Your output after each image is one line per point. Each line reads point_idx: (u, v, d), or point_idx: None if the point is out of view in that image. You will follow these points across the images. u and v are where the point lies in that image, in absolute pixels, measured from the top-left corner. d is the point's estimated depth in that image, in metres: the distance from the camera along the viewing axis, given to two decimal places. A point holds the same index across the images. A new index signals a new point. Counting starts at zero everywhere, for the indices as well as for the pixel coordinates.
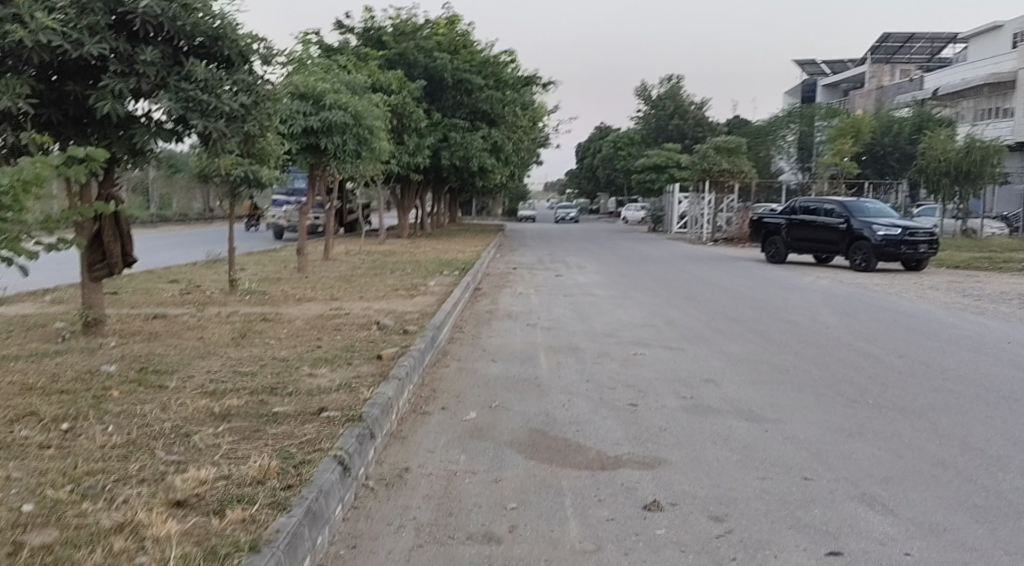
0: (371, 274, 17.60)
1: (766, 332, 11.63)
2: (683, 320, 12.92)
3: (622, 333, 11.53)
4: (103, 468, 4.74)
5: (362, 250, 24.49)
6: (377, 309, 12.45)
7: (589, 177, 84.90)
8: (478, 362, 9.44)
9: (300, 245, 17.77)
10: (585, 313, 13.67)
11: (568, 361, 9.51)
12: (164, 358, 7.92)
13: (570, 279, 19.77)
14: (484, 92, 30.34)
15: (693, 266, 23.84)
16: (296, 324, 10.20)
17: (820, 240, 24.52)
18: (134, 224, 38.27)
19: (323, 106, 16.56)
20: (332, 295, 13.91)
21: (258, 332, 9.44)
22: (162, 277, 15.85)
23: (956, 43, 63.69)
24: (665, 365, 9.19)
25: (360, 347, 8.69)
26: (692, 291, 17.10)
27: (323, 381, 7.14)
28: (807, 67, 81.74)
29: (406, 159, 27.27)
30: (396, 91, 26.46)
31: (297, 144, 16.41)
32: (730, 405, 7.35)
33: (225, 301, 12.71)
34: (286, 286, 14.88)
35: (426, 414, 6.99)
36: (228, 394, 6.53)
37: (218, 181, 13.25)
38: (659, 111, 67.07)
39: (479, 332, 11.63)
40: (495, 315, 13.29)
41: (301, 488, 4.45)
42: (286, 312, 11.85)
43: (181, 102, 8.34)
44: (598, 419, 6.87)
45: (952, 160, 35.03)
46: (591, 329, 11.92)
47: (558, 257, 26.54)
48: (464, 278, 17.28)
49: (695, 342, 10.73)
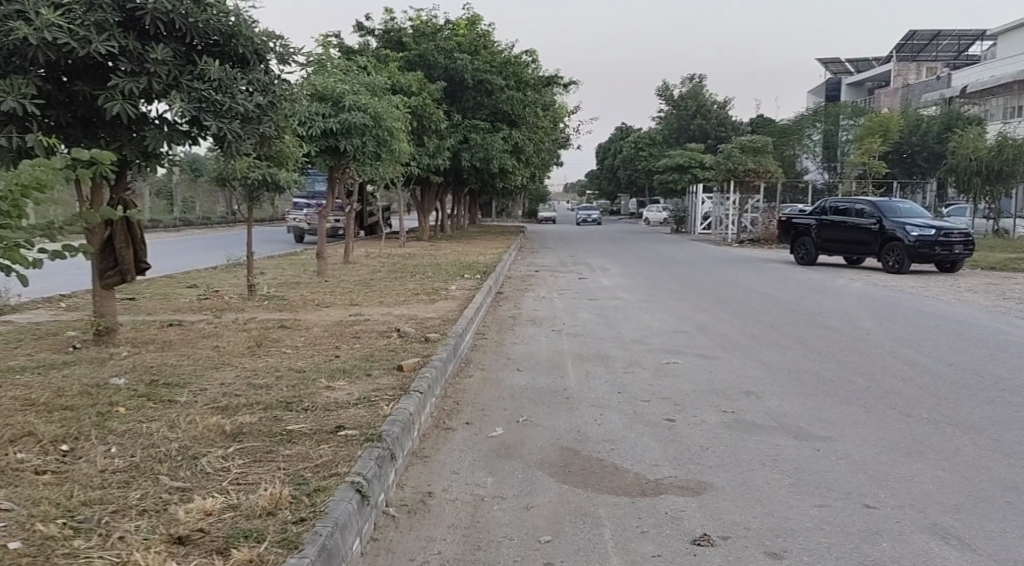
0: (392, 278, 17.24)
1: (804, 340, 11.16)
2: (715, 325, 12.45)
3: (652, 339, 11.09)
4: (102, 498, 4.37)
5: (384, 253, 24.12)
6: (398, 315, 12.07)
7: (610, 178, 84.28)
8: (504, 372, 9.03)
9: (320, 248, 17.40)
10: (613, 318, 13.23)
11: (597, 370, 9.08)
12: (175, 369, 7.55)
13: (595, 283, 19.35)
14: (506, 93, 29.92)
15: (721, 268, 23.33)
16: (315, 331, 9.83)
17: (851, 240, 23.96)
18: (154, 227, 38.09)
19: (342, 108, 16.18)
20: (351, 300, 13.54)
21: (275, 340, 9.06)
22: (180, 282, 15.54)
23: (983, 40, 62.69)
24: (701, 375, 8.75)
25: (380, 357, 8.29)
26: (722, 294, 16.63)
27: (340, 395, 6.72)
28: (831, 65, 80.84)
29: (426, 161, 26.91)
30: (416, 93, 26.09)
31: (316, 146, 16.01)
32: (776, 420, 6.89)
33: (243, 307, 12.37)
34: (305, 290, 14.53)
35: (451, 430, 6.58)
36: (240, 410, 6.13)
37: (236, 184, 12.89)
38: (682, 111, 66.40)
39: (504, 339, 11.23)
40: (520, 321, 12.88)
41: (314, 521, 4.06)
42: (305, 318, 11.49)
43: (194, 102, 7.92)
44: (634, 435, 6.46)
45: (983, 159, 34.29)
46: (620, 335, 11.50)
47: (582, 259, 26.10)
48: (487, 281, 16.88)
49: (729, 350, 10.27)
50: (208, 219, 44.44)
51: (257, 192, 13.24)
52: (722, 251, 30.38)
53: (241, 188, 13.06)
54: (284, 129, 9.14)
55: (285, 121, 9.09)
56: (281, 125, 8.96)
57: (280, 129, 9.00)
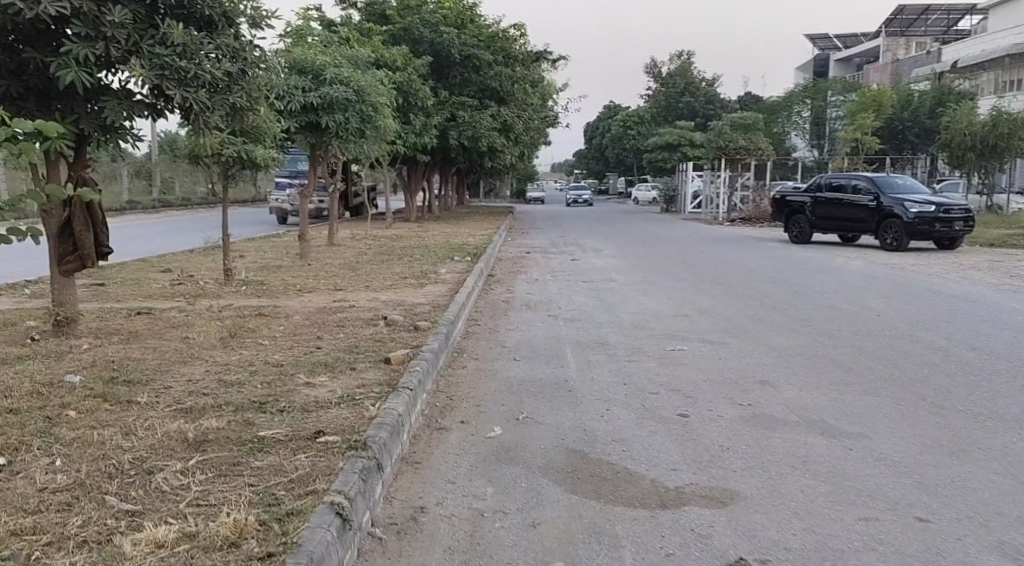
0: (378, 261, 16.56)
1: (814, 322, 10.56)
2: (718, 307, 11.84)
3: (654, 324, 10.47)
4: (37, 528, 3.71)
5: (369, 235, 23.40)
6: (385, 300, 11.39)
7: (598, 157, 83.52)
8: (499, 362, 8.40)
9: (302, 229, 16.69)
10: (611, 302, 12.60)
11: (599, 358, 8.46)
12: (139, 364, 6.87)
13: (588, 264, 18.72)
14: (494, 69, 29.19)
15: (716, 248, 22.73)
16: (295, 320, 9.15)
17: (848, 218, 23.38)
18: (134, 210, 37.18)
19: (323, 81, 15.47)
20: (335, 285, 12.84)
21: (251, 330, 8.39)
22: (154, 266, 14.80)
23: (973, 15, 62.15)
24: (712, 363, 8.13)
25: (365, 349, 7.64)
26: (721, 274, 16.01)
27: (321, 393, 6.08)
28: (819, 42, 80.24)
29: (412, 139, 26.21)
30: (401, 68, 25.33)
31: (296, 121, 15.30)
32: (799, 413, 6.29)
33: (219, 294, 11.66)
34: (286, 274, 13.84)
35: (443, 430, 5.95)
36: (209, 412, 5.48)
37: (211, 162, 12.19)
38: (670, 89, 65.70)
39: (497, 326, 10.57)
40: (513, 306, 12.24)
41: (287, 558, 3.44)
42: (285, 305, 10.81)
43: (156, 69, 7.25)
44: (645, 433, 5.85)
45: (978, 134, 33.79)
46: (620, 320, 10.88)
47: (574, 239, 25.45)
48: (477, 264, 16.22)
49: (736, 334, 9.66)
50: (189, 202, 43.56)
51: (233, 170, 12.53)
52: (715, 230, 29.75)
53: (216, 167, 12.36)
54: (257, 100, 8.49)
55: (257, 91, 8.43)
56: (252, 95, 8.30)
57: (252, 99, 8.34)
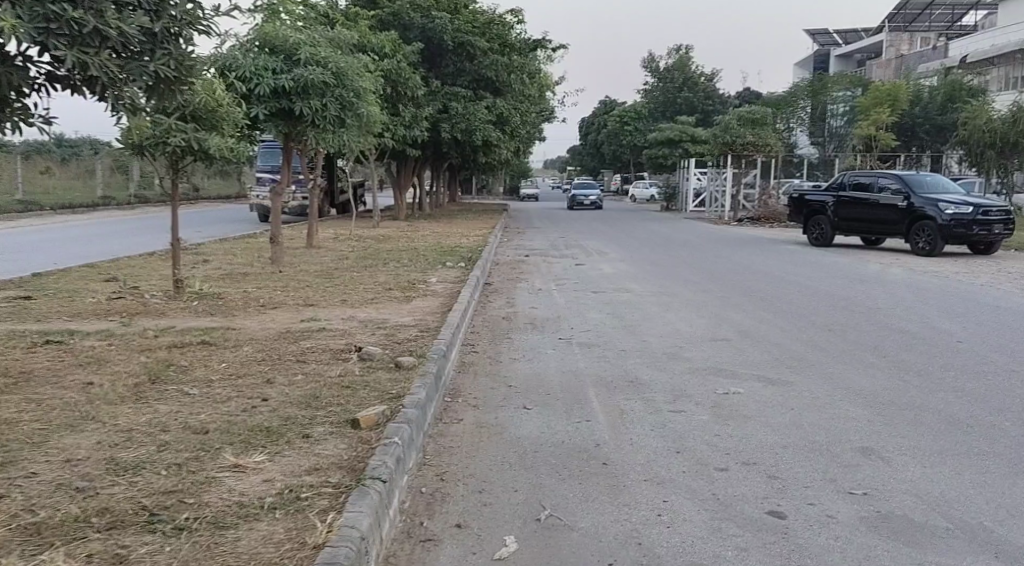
0: (361, 267, 14.64)
1: (885, 349, 8.69)
2: (762, 329, 9.92)
3: (690, 353, 8.55)
4: None
5: (354, 235, 21.43)
6: (364, 320, 9.47)
7: (593, 154, 81.62)
8: (505, 411, 6.49)
9: (274, 231, 14.71)
10: (631, 320, 10.68)
11: (634, 406, 6.57)
12: (5, 432, 4.91)
13: (595, 269, 16.80)
14: (489, 57, 27.26)
15: (730, 250, 20.95)
16: (245, 351, 7.22)
17: (874, 220, 21.51)
18: (108, 208, 35.15)
19: (297, 62, 13.54)
20: (306, 298, 10.91)
21: (180, 369, 6.44)
22: (99, 273, 12.83)
23: (979, 9, 60.31)
24: (783, 416, 6.24)
25: (328, 400, 5.70)
26: (749, 284, 14.12)
27: (250, 487, 4.14)
28: (819, 37, 78.55)
29: (402, 131, 24.36)
30: (389, 55, 23.37)
31: (264, 107, 13.31)
32: (939, 514, 4.45)
33: (164, 311, 9.74)
34: (250, 284, 11.94)
35: (433, 544, 4.06)
36: (68, 535, 3.59)
37: (157, 154, 10.24)
38: (667, 83, 63.80)
39: (499, 354, 8.65)
40: (516, 325, 10.34)
41: None
42: (242, 327, 8.89)
43: (37, 20, 5.27)
44: (729, 557, 3.99)
45: (998, 131, 31.94)
46: (647, 345, 9.00)
47: (575, 240, 23.54)
48: (472, 270, 14.31)
49: (798, 369, 7.76)
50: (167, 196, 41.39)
51: (184, 164, 10.54)
52: (724, 231, 27.89)
53: (164, 161, 10.39)
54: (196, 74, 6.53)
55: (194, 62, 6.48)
56: (185, 65, 6.33)
57: (184, 72, 6.37)
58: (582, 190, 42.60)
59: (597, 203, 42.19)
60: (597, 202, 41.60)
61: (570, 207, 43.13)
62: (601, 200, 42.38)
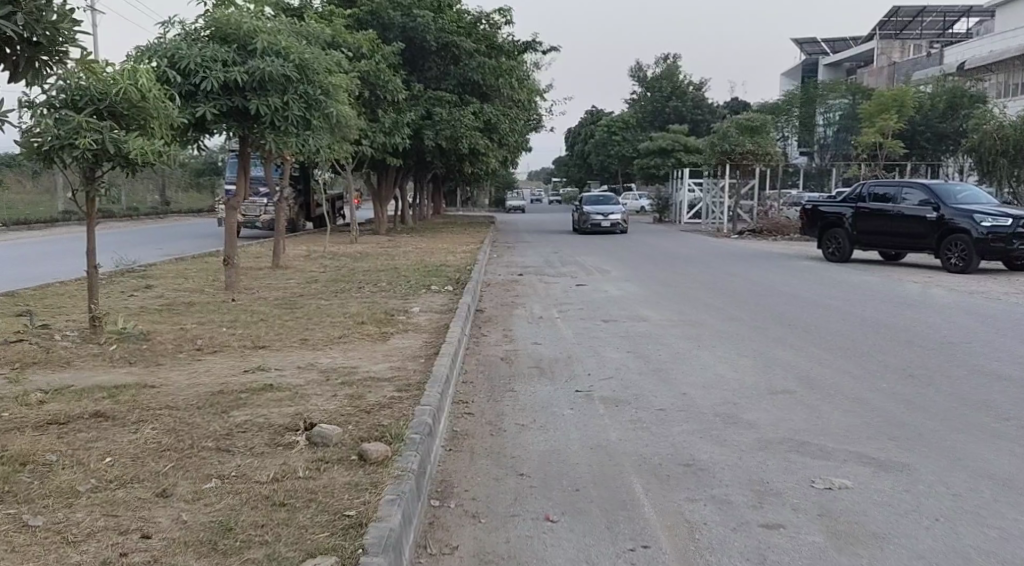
0: (331, 293, 12.55)
1: (1003, 408, 6.69)
2: (829, 376, 7.87)
3: (752, 414, 6.52)
4: None
5: (326, 252, 19.36)
6: (327, 371, 7.39)
7: (579, 165, 79.89)
8: (519, 527, 4.44)
9: (229, 252, 12.59)
10: (661, 362, 8.63)
11: (706, 511, 4.56)
12: None
13: (597, 292, 14.78)
14: (474, 59, 25.35)
15: (741, 266, 19.06)
16: (147, 433, 5.14)
17: (898, 233, 19.56)
18: (69, 224, 32.85)
19: (252, 54, 11.52)
20: (257, 337, 8.83)
21: (40, 472, 4.37)
22: (12, 305, 10.72)
23: (970, 17, 58.76)
24: (928, 538, 4.25)
25: (251, 534, 3.67)
26: (782, 311, 12.12)
27: None
28: (806, 46, 77.12)
29: (381, 138, 22.37)
30: (365, 56, 21.34)
31: (213, 106, 11.21)
32: None
33: (70, 361, 7.64)
34: (192, 319, 9.86)
35: None
36: None
37: (67, 163, 8.16)
38: (655, 93, 62.04)
39: (500, 416, 6.59)
40: (519, 371, 8.30)
41: None
42: (165, 387, 6.82)
43: None
44: None
45: (1012, 138, 30.11)
46: (690, 402, 6.97)
47: (571, 257, 21.56)
48: (462, 297, 12.25)
49: (906, 443, 5.78)
50: (133, 211, 38.95)
51: (104, 173, 8.48)
52: (730, 245, 25.89)
53: (78, 171, 8.34)
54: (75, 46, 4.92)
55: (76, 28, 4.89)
56: (46, 27, 4.73)
57: (46, 37, 4.77)
58: (597, 208, 30.47)
59: (621, 226, 30.43)
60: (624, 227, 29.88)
61: (579, 230, 31.28)
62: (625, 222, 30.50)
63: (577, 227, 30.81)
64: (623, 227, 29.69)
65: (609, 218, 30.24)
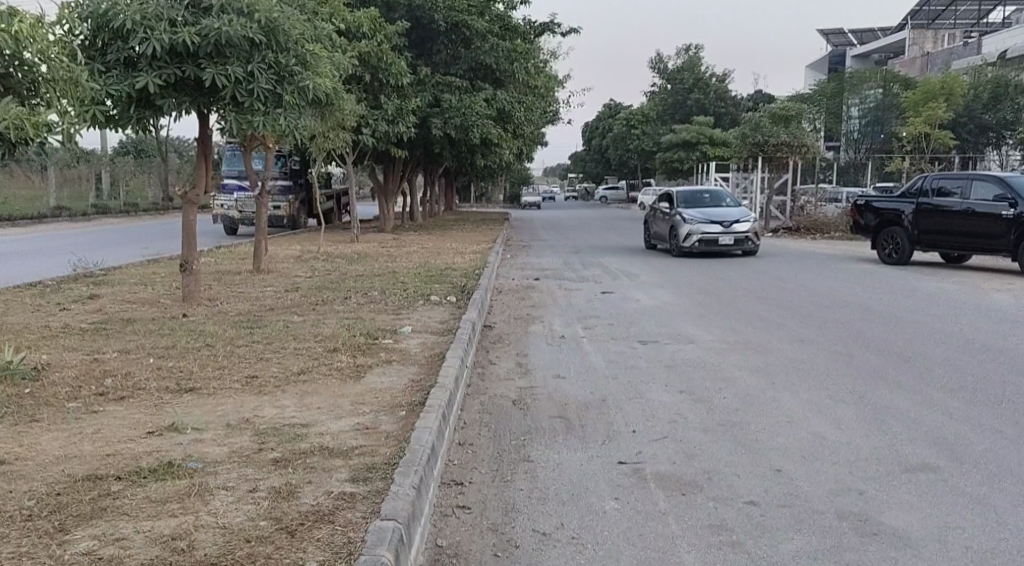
0: (310, 307, 10.27)
1: None
2: (976, 440, 5.62)
3: (896, 519, 4.33)
4: None
5: (320, 253, 17.14)
6: (263, 433, 5.16)
7: (597, 160, 77.46)
8: None
9: (187, 257, 10.34)
10: (731, 411, 6.37)
11: None
12: None
13: (628, 301, 12.49)
14: (488, 41, 23.10)
15: (790, 270, 16.74)
16: None
17: (965, 232, 17.16)
18: (58, 219, 30.67)
19: (209, 13, 9.26)
20: (190, 374, 6.59)
21: None
22: None
23: (1008, 6, 55.79)
24: None
25: None
26: (861, 331, 9.82)
27: None
28: (832, 37, 74.27)
29: (383, 127, 20.17)
30: (365, 34, 19.10)
31: (158, 77, 9.00)
32: None
33: None
34: (116, 344, 7.62)
35: None
36: None
37: None
38: (677, 85, 59.46)
39: (510, 514, 4.39)
40: (536, 424, 6.03)
41: None
42: (16, 465, 4.61)
43: None
44: None
45: None
46: (790, 487, 4.75)
47: (595, 258, 19.25)
48: (469, 311, 9.99)
49: None
50: (130, 207, 36.79)
51: None
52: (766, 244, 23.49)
53: None
54: None
55: None
56: None
57: None
58: (705, 214, 18.42)
59: (747, 243, 18.31)
60: (757, 244, 18.02)
61: (672, 248, 19.31)
62: (754, 236, 18.68)
63: (673, 247, 19.00)
64: (756, 244, 18.08)
65: (728, 229, 18.29)
